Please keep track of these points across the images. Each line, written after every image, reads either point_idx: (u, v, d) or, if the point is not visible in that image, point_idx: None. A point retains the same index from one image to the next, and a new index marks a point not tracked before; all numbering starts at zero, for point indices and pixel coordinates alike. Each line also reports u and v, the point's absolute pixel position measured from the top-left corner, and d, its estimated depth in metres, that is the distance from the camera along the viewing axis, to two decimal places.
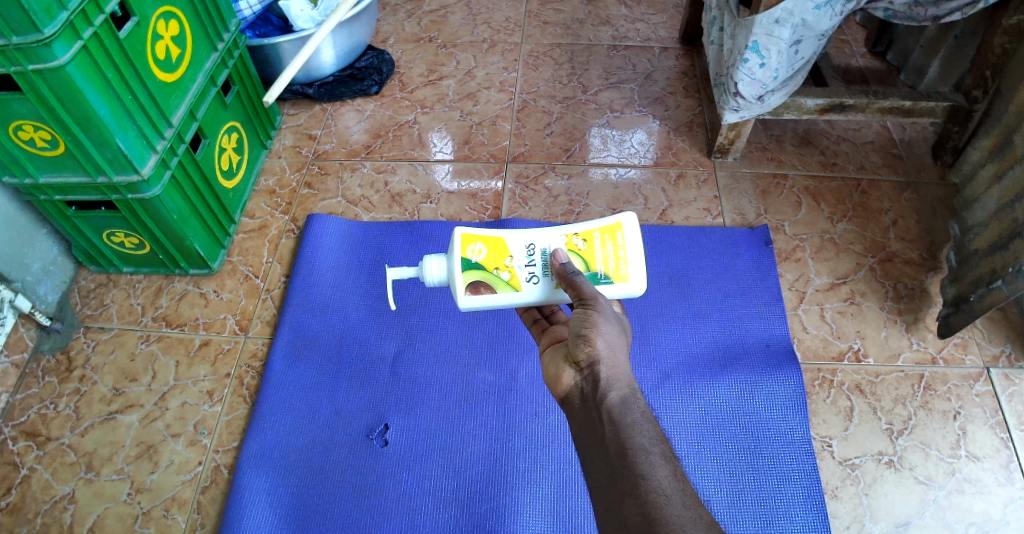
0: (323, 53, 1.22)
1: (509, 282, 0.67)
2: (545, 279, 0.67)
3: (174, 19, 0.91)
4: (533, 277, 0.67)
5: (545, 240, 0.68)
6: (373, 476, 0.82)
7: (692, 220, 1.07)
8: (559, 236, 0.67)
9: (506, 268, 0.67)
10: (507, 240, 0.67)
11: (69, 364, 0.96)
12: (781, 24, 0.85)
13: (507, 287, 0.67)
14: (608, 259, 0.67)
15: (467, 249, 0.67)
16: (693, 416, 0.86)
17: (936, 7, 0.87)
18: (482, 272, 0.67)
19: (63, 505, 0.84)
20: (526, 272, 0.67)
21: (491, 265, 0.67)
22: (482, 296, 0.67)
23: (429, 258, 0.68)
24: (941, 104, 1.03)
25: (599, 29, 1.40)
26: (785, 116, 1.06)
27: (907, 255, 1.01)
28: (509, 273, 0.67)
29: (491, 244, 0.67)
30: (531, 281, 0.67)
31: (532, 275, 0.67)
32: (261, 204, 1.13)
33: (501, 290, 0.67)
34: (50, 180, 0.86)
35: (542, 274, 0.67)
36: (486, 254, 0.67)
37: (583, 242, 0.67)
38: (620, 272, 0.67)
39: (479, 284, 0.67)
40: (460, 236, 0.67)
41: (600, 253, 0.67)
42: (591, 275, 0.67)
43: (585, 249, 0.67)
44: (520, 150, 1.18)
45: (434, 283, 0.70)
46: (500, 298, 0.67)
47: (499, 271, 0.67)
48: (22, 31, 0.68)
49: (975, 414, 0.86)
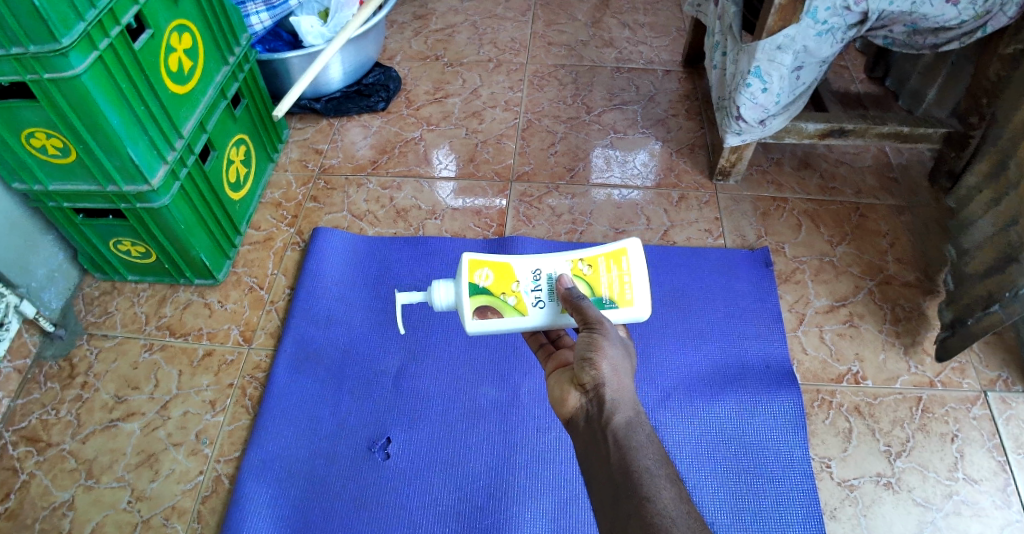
0: (332, 69, 1.24)
1: (515, 306, 0.68)
2: (551, 304, 0.68)
3: (187, 32, 0.92)
4: (539, 301, 0.68)
5: (551, 265, 0.69)
6: (374, 488, 0.82)
7: (693, 241, 1.08)
8: (564, 262, 0.69)
9: (512, 292, 0.68)
10: (513, 265, 0.68)
11: (71, 371, 0.96)
12: (782, 50, 0.88)
13: (514, 312, 0.67)
14: (613, 284, 0.68)
15: (474, 274, 0.68)
16: (695, 434, 0.86)
17: (933, 36, 0.90)
18: (489, 296, 0.68)
19: (62, 511, 0.84)
20: (532, 296, 0.68)
21: (497, 290, 0.68)
22: (488, 320, 0.68)
23: (437, 283, 0.69)
24: (939, 131, 1.06)
25: (603, 51, 1.42)
26: (785, 140, 1.08)
27: (906, 278, 1.02)
28: (515, 298, 0.68)
29: (497, 269, 0.68)
30: (537, 306, 0.67)
31: (539, 299, 0.68)
32: (267, 216, 1.14)
33: (507, 314, 0.68)
34: (59, 187, 0.87)
35: (548, 299, 0.68)
36: (492, 279, 0.68)
37: (588, 267, 0.68)
38: (625, 297, 0.68)
39: (486, 308, 0.68)
40: (467, 261, 0.68)
41: (605, 278, 0.68)
42: (596, 299, 0.67)
43: (590, 273, 0.68)
44: (525, 169, 1.20)
45: (441, 307, 0.71)
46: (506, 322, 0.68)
47: (506, 295, 0.68)
48: (39, 40, 0.70)
49: (972, 437, 0.86)
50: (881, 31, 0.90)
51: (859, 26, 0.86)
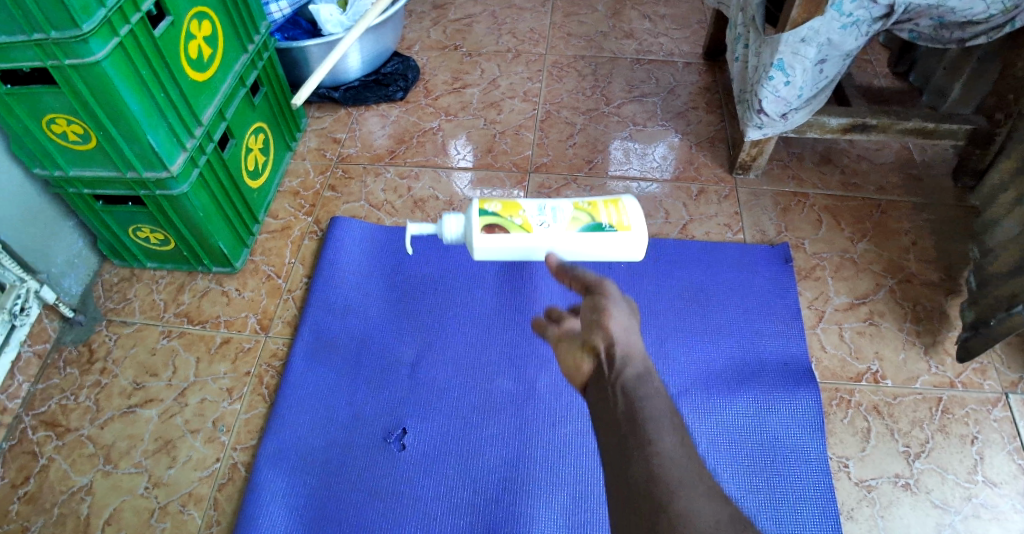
0: (350, 58, 1.23)
1: (522, 226, 0.67)
2: (557, 225, 0.67)
3: (207, 20, 0.92)
4: (546, 223, 0.67)
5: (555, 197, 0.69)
6: (389, 479, 0.82)
7: (712, 235, 1.07)
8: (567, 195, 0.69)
9: (520, 215, 0.68)
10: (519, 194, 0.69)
11: (90, 356, 0.97)
12: (806, 42, 0.87)
13: (521, 232, 0.67)
14: (614, 214, 0.68)
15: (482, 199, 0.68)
16: (712, 431, 0.85)
17: (961, 30, 0.88)
18: (497, 216, 0.67)
19: (80, 496, 0.84)
20: (539, 219, 0.67)
21: (505, 212, 0.68)
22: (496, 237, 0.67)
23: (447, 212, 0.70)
24: (963, 127, 1.04)
25: (623, 42, 1.41)
26: (807, 134, 1.07)
27: (927, 277, 1.01)
28: (523, 219, 0.67)
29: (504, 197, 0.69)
30: (544, 226, 0.67)
31: (545, 222, 0.67)
32: (284, 205, 1.14)
33: (515, 231, 0.67)
34: (80, 174, 0.88)
35: (553, 221, 0.67)
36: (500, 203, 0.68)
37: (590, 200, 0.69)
38: (625, 224, 0.68)
39: (494, 226, 0.67)
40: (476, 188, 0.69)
41: (607, 209, 0.68)
42: (600, 226, 0.67)
43: (593, 204, 0.68)
44: (543, 160, 1.19)
45: (451, 235, 0.70)
46: (514, 240, 0.67)
47: (513, 216, 0.68)
48: (61, 26, 0.69)
49: (992, 439, 0.85)
50: (907, 24, 0.88)
51: (886, 19, 0.84)
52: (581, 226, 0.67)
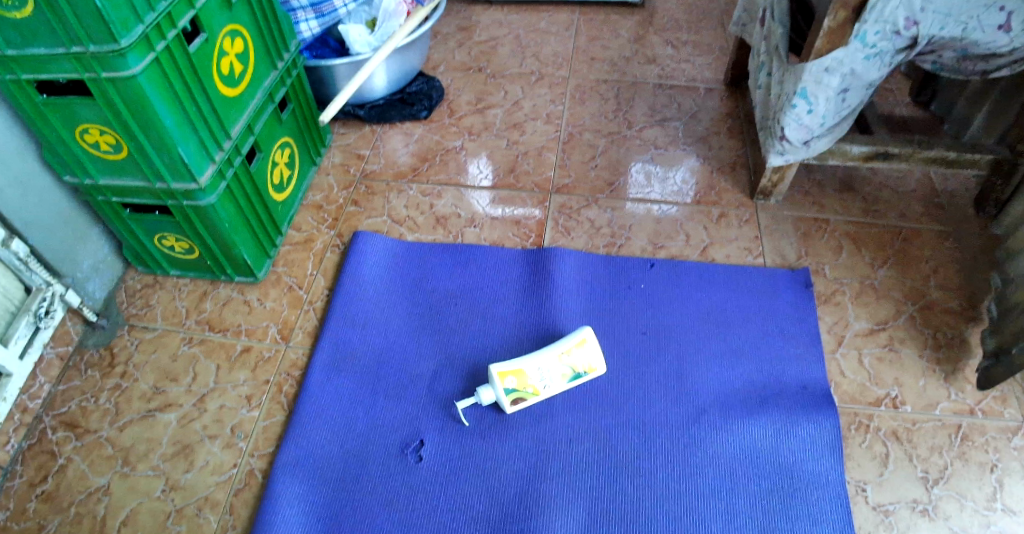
0: (376, 77, 1.27)
1: (533, 391, 0.87)
2: (554, 385, 0.88)
3: (239, 38, 0.95)
4: (546, 382, 0.87)
5: (545, 358, 0.87)
6: (406, 491, 0.82)
7: (732, 259, 1.07)
8: (553, 355, 0.87)
9: (531, 385, 0.86)
10: (524, 366, 0.86)
11: (112, 360, 0.98)
12: (830, 72, 0.88)
13: (533, 396, 0.87)
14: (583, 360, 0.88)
15: (505, 380, 0.85)
16: (732, 453, 0.85)
17: (984, 63, 0.89)
18: (517, 393, 0.86)
19: (97, 496, 0.85)
20: (540, 381, 0.87)
21: (522, 387, 0.86)
22: (521, 403, 0.87)
23: (481, 391, 0.87)
24: (986, 157, 1.04)
25: (645, 68, 1.43)
26: (829, 161, 1.07)
27: (948, 304, 1.01)
28: (533, 386, 0.86)
29: (517, 374, 0.86)
30: (545, 385, 0.87)
31: (545, 382, 0.87)
32: (308, 218, 1.16)
33: (529, 397, 0.87)
34: (110, 183, 0.90)
35: (550, 381, 0.87)
36: (517, 381, 0.86)
37: (567, 353, 0.88)
38: (593, 365, 0.89)
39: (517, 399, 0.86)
40: (497, 372, 0.85)
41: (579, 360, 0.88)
42: (578, 374, 0.89)
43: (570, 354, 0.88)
44: (565, 181, 1.20)
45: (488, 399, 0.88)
46: (531, 401, 0.88)
47: (526, 386, 0.86)
48: (100, 42, 0.72)
49: (1014, 468, 0.84)
50: (930, 56, 0.89)
51: (909, 50, 0.86)
52: (568, 378, 0.88)
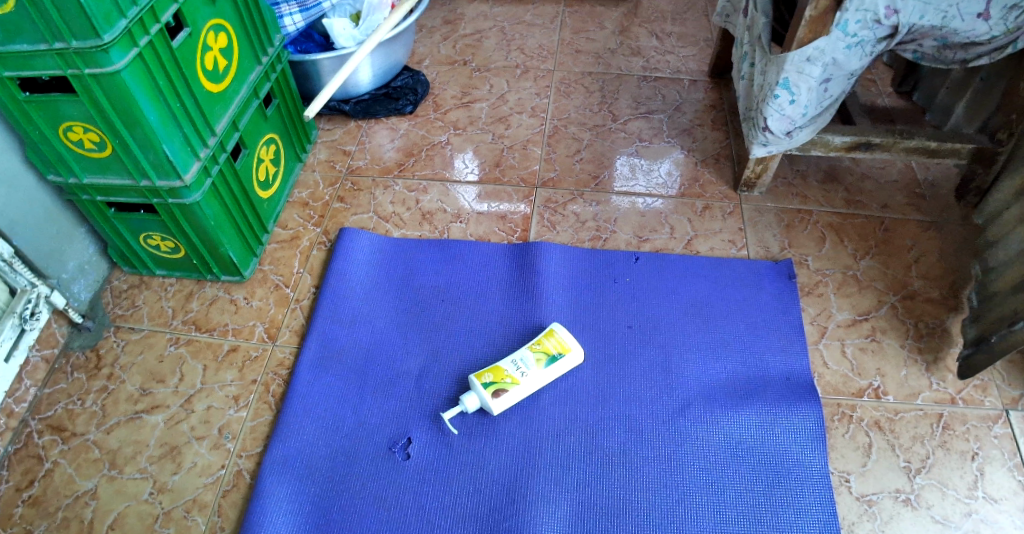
0: (361, 72, 1.26)
1: (511, 380, 0.87)
2: (529, 368, 0.87)
3: (223, 32, 0.94)
4: (522, 368, 0.87)
5: (518, 354, 0.89)
6: (394, 488, 0.83)
7: (717, 251, 1.08)
8: (526, 349, 0.89)
9: (507, 375, 0.87)
10: (499, 363, 0.88)
11: (98, 362, 0.98)
12: (812, 62, 0.88)
13: (513, 385, 0.86)
14: (554, 344, 0.89)
15: (481, 376, 0.87)
16: (716, 445, 0.86)
17: (964, 51, 0.89)
18: (495, 384, 0.86)
19: (85, 500, 0.85)
20: (516, 369, 0.87)
21: (497, 378, 0.86)
22: (504, 397, 0.86)
23: (464, 398, 0.87)
24: (967, 145, 1.04)
25: (631, 60, 1.43)
26: (812, 152, 1.08)
27: (930, 294, 1.02)
28: (509, 376, 0.87)
29: (493, 370, 0.87)
30: (523, 373, 0.87)
31: (521, 369, 0.87)
32: (294, 215, 1.16)
33: (511, 387, 0.86)
34: (94, 181, 0.89)
35: (526, 366, 0.88)
36: (492, 374, 0.87)
37: (538, 344, 0.90)
38: (565, 345, 0.89)
39: (497, 390, 0.86)
40: (472, 372, 0.87)
41: (550, 345, 0.89)
42: (551, 357, 0.88)
43: (541, 345, 0.89)
44: (550, 174, 1.20)
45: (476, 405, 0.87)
46: (515, 393, 0.86)
47: (503, 377, 0.87)
48: (83, 36, 0.71)
49: (993, 456, 0.85)
50: (911, 45, 0.90)
51: (890, 39, 0.86)
52: (543, 362, 0.88)
